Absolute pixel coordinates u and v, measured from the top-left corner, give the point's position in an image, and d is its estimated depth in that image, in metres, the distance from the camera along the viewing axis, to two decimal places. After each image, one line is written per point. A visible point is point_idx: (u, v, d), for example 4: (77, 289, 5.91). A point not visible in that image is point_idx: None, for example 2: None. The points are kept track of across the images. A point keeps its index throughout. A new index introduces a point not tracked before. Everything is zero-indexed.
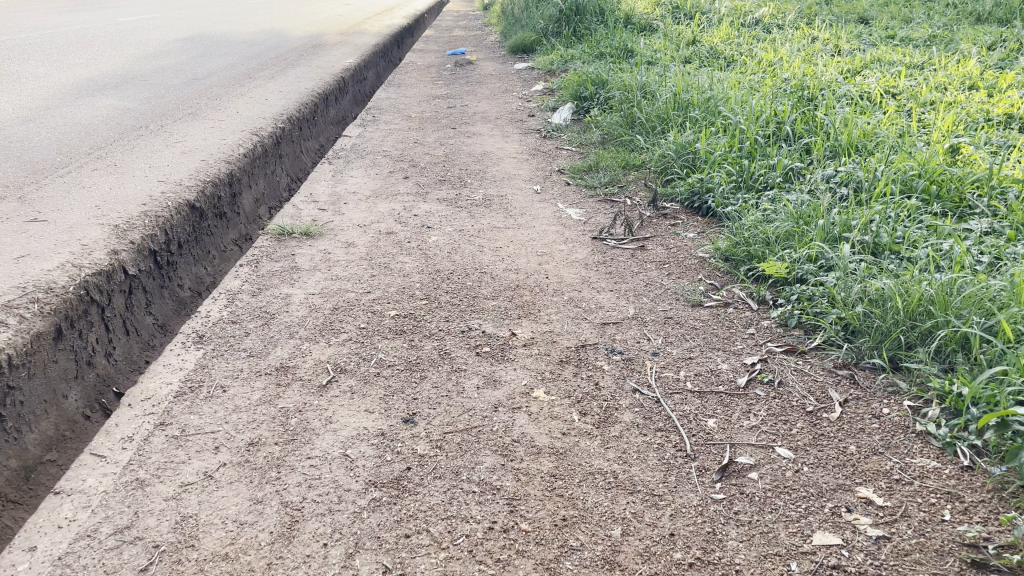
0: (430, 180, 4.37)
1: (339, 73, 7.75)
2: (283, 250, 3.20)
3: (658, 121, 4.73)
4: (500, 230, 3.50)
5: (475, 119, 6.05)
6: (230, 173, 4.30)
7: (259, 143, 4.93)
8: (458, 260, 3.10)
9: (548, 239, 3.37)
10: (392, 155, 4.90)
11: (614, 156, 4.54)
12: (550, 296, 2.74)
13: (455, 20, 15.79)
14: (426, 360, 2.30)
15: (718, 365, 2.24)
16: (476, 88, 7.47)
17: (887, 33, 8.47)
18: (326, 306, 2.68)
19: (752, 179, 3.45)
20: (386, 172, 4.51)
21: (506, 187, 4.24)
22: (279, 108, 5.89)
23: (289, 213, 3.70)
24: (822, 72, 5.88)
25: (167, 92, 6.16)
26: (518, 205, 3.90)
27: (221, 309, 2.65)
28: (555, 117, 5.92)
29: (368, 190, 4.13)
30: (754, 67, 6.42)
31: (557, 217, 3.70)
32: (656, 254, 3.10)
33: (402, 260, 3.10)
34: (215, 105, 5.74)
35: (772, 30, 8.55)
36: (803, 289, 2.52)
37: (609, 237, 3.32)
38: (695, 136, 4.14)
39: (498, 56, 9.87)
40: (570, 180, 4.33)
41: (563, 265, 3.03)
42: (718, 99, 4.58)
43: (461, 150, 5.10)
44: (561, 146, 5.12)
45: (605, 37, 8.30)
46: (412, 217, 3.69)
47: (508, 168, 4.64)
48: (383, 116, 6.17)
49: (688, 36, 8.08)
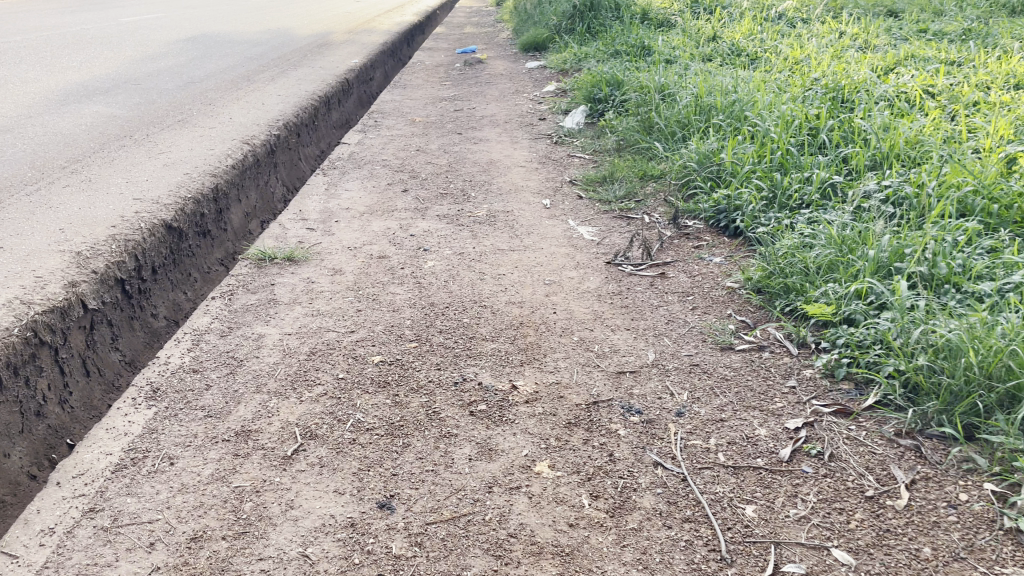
0: (432, 194, 4.04)
1: (343, 74, 7.44)
2: (262, 279, 2.89)
3: (678, 126, 4.37)
4: (504, 253, 3.17)
5: (482, 123, 5.72)
6: (215, 187, 3.99)
7: (250, 153, 4.63)
8: (456, 290, 2.77)
9: (557, 264, 3.03)
10: (392, 164, 4.58)
11: (632, 165, 4.19)
12: (557, 336, 2.41)
13: (467, 16, 15.46)
14: (411, 423, 1.97)
15: (754, 430, 1.89)
16: (485, 89, 7.13)
17: (918, 27, 8.05)
18: (302, 348, 2.36)
19: (786, 196, 3.10)
20: (384, 184, 4.19)
21: (512, 201, 3.91)
22: (276, 114, 5.58)
23: (274, 234, 3.39)
24: (853, 71, 5.50)
25: (159, 97, 5.86)
26: (525, 223, 3.56)
27: (182, 353, 2.33)
28: (567, 120, 5.57)
29: (363, 206, 3.81)
30: (780, 66, 6.05)
31: (567, 237, 3.36)
32: (678, 284, 2.75)
33: (393, 290, 2.78)
34: (208, 112, 5.44)
35: (796, 25, 8.16)
36: (852, 333, 2.17)
37: (625, 263, 2.97)
38: (719, 144, 3.79)
39: (510, 54, 9.53)
40: (583, 192, 3.99)
41: (573, 297, 2.69)
42: (743, 102, 4.22)
43: (466, 158, 4.77)
44: (573, 154, 4.78)
45: (620, 34, 7.94)
46: (408, 237, 3.37)
47: (515, 180, 4.31)
48: (385, 121, 5.85)
49: (708, 32, 7.71)
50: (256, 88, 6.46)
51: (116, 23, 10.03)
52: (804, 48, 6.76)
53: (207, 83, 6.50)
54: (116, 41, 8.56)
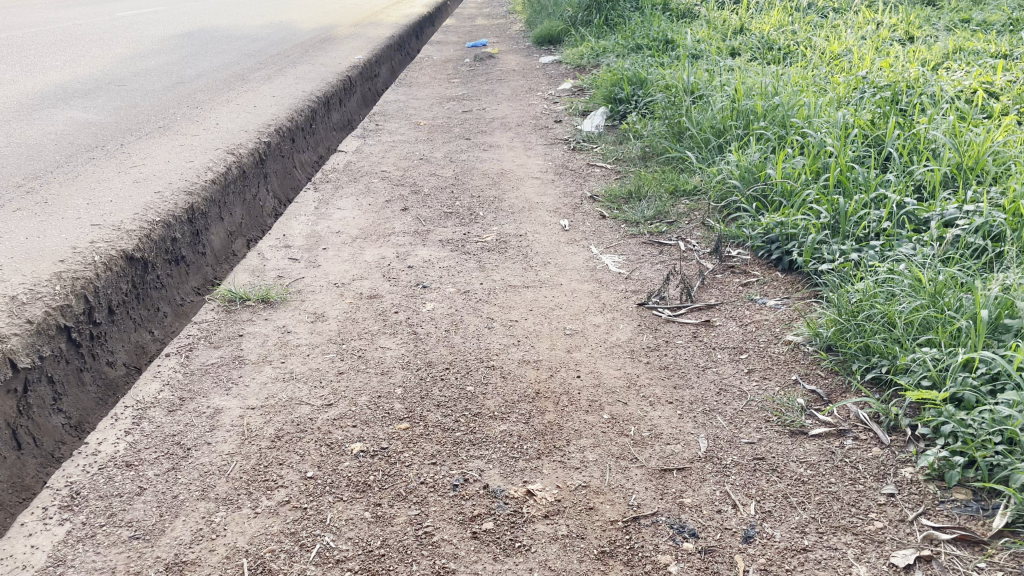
0: (435, 213, 3.58)
1: (345, 71, 6.97)
2: (228, 328, 2.43)
3: (712, 133, 3.89)
4: (517, 291, 2.71)
5: (493, 127, 5.26)
6: (190, 206, 3.54)
7: (235, 165, 4.17)
8: (460, 343, 2.31)
9: (580, 307, 2.56)
10: (391, 177, 4.12)
11: (661, 178, 3.71)
12: (581, 411, 1.93)
13: (479, 7, 14.94)
14: (395, 550, 1.51)
15: (850, 569, 1.42)
16: (496, 87, 6.66)
17: (961, 16, 7.48)
18: (267, 428, 1.91)
19: (851, 222, 2.61)
20: (382, 202, 3.73)
21: (526, 222, 3.44)
22: (269, 117, 5.13)
23: (250, 268, 2.94)
24: (901, 67, 4.98)
25: (143, 99, 5.43)
26: (541, 251, 3.09)
27: (119, 439, 1.89)
28: (586, 123, 5.10)
29: (356, 228, 3.36)
30: (817, 62, 5.55)
31: (590, 269, 2.89)
32: (728, 337, 2.27)
33: (383, 343, 2.32)
34: (194, 117, 5.00)
35: (828, 16, 7.62)
36: (963, 419, 1.69)
37: (660, 306, 2.51)
38: (764, 159, 3.31)
39: (522, 48, 9.03)
40: (607, 212, 3.52)
41: (601, 354, 2.22)
42: (787, 106, 3.73)
43: (474, 169, 4.30)
44: (594, 163, 4.31)
45: (641, 26, 7.44)
46: (406, 269, 2.91)
47: (529, 195, 3.84)
48: (387, 124, 5.38)
49: (734, 23, 7.20)
50: (249, 88, 6.01)
51: (113, 18, 9.61)
52: (841, 41, 6.24)
53: (197, 84, 6.05)
54: (108, 37, 8.12)
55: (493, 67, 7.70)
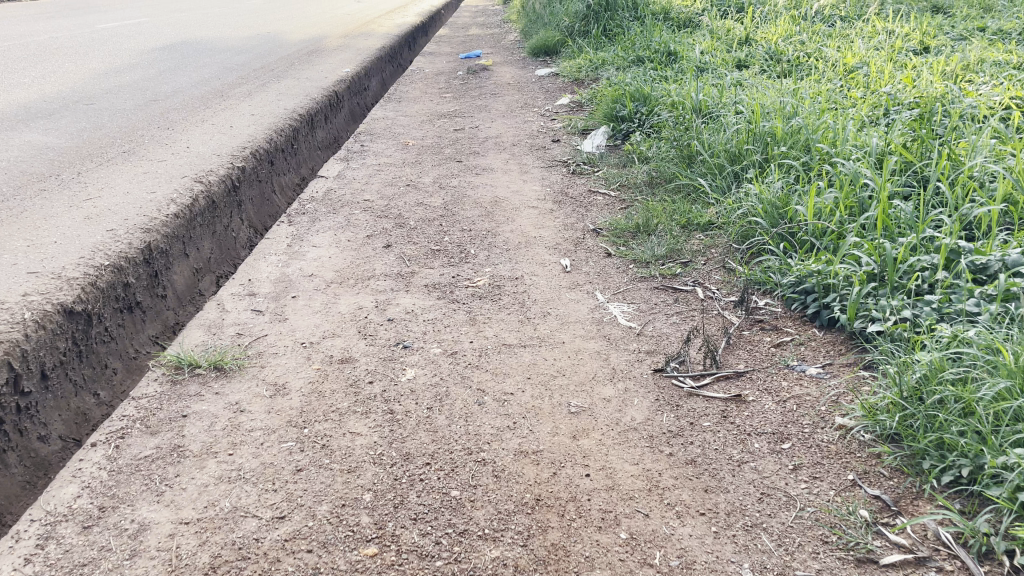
0: (421, 251, 3.21)
1: (331, 85, 6.62)
2: (171, 406, 2.06)
3: (727, 159, 3.55)
4: (514, 351, 2.33)
5: (486, 147, 4.89)
6: (147, 245, 3.17)
7: (203, 195, 3.80)
8: (444, 425, 1.94)
9: (587, 373, 2.19)
10: (374, 207, 3.75)
11: (672, 210, 3.36)
12: (592, 528, 1.56)
13: (474, 16, 14.60)
14: None
15: None
16: (490, 102, 6.30)
17: (975, 24, 7.14)
18: (200, 555, 1.53)
19: (899, 271, 2.26)
20: (362, 237, 3.37)
21: (522, 261, 3.08)
22: (245, 139, 4.76)
23: (206, 322, 2.57)
24: (924, 80, 4.64)
25: (110, 119, 5.06)
26: (539, 298, 2.72)
27: (14, 571, 1.51)
28: (586, 143, 4.74)
29: (331, 270, 2.99)
30: (832, 76, 5.21)
31: (595, 322, 2.52)
32: (764, 420, 1.91)
33: (353, 427, 1.94)
34: (162, 139, 4.63)
35: (836, 24, 7.29)
36: None
37: (680, 374, 2.14)
38: (788, 192, 2.97)
39: (517, 58, 8.68)
40: (614, 248, 3.16)
41: (613, 442, 1.85)
42: (810, 129, 3.39)
43: (466, 197, 3.94)
44: (596, 189, 3.94)
45: (641, 36, 7.11)
46: (385, 323, 2.54)
47: (526, 227, 3.48)
48: (373, 145, 5.02)
49: (739, 33, 6.87)
50: (226, 106, 5.64)
51: (91, 30, 9.23)
52: (854, 51, 5.90)
53: (171, 102, 5.68)
54: (83, 51, 7.75)
55: (487, 81, 7.35)
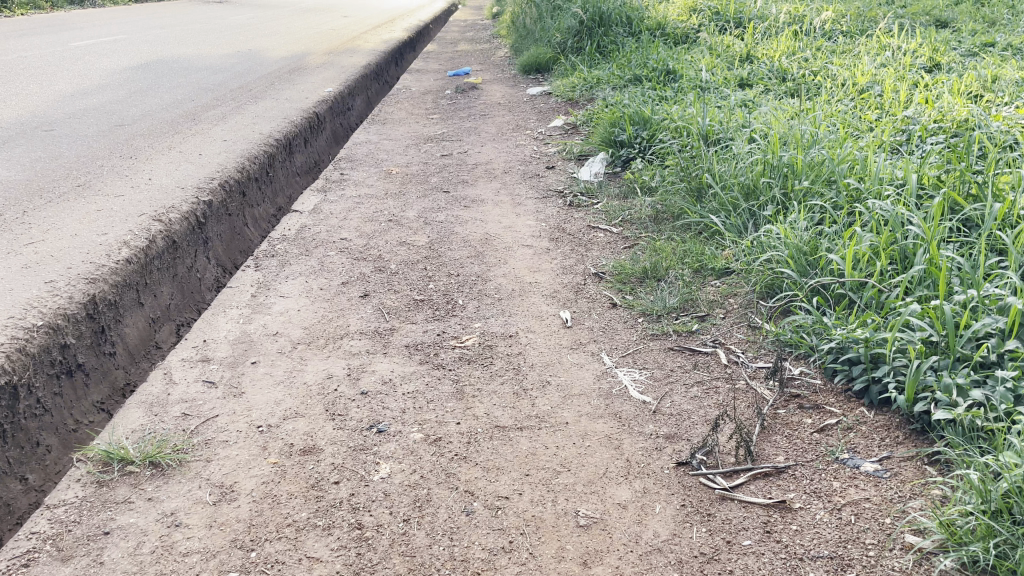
0: (401, 302, 2.85)
1: (312, 106, 6.28)
2: (91, 520, 1.70)
3: (741, 194, 3.22)
4: (508, 434, 1.97)
5: (475, 175, 4.55)
6: (91, 298, 2.81)
7: (162, 235, 3.44)
8: (424, 547, 1.58)
9: (596, 466, 1.83)
10: (351, 247, 3.39)
11: (682, 251, 3.02)
12: None
13: (463, 31, 14.29)
14: None
15: None
16: (479, 124, 5.97)
17: (984, 38, 6.85)
18: None
19: (963, 339, 1.90)
20: (336, 284, 3.01)
21: (517, 313, 2.73)
22: (213, 168, 4.41)
23: (148, 398, 2.20)
24: (946, 101, 4.32)
25: (69, 147, 4.70)
26: (538, 361, 2.37)
27: None
28: (582, 170, 4.41)
29: (299, 328, 2.63)
30: (842, 97, 4.90)
31: (604, 394, 2.16)
32: (817, 538, 1.55)
33: (311, 550, 1.59)
34: (123, 170, 4.27)
35: (839, 39, 7.01)
36: None
37: (708, 471, 1.78)
38: (816, 236, 2.63)
39: (508, 76, 8.36)
40: (619, 297, 2.81)
41: (631, 571, 1.50)
42: (834, 162, 3.06)
43: (453, 234, 3.58)
44: (595, 223, 3.60)
45: (637, 53, 6.80)
46: (357, 398, 2.17)
47: (520, 270, 3.13)
48: (353, 173, 4.66)
49: (740, 49, 6.58)
50: (198, 131, 5.29)
51: (64, 48, 8.87)
52: (863, 68, 5.59)
53: (138, 127, 5.32)
54: (51, 71, 7.38)
55: (476, 100, 7.02)
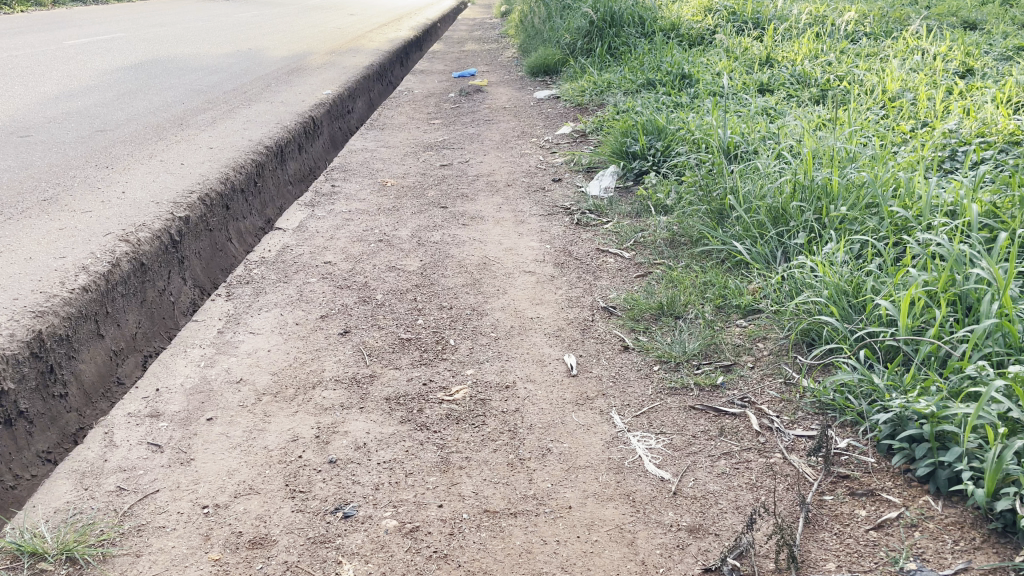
0: (385, 342, 2.52)
1: (307, 109, 5.96)
2: None
3: (768, 218, 2.88)
4: (499, 523, 1.65)
5: (476, 188, 4.23)
6: (36, 335, 2.50)
7: (128, 257, 3.12)
8: None
9: (604, 570, 1.50)
10: (335, 273, 3.07)
11: (704, 286, 2.69)
12: None
13: (470, 30, 13.94)
14: None
15: None
16: (483, 130, 5.65)
17: (1017, 41, 6.48)
18: None
19: None
20: (314, 318, 2.69)
21: (515, 355, 2.40)
22: (194, 180, 4.09)
23: (82, 467, 1.89)
24: (988, 112, 3.97)
25: (42, 155, 4.39)
26: (538, 421, 2.04)
27: None
28: (591, 185, 4.08)
29: (266, 375, 2.30)
30: (872, 105, 4.55)
31: (614, 467, 1.83)
32: None
33: None
34: (96, 182, 3.96)
35: (863, 41, 6.65)
36: None
37: None
38: (859, 275, 2.30)
39: (514, 78, 8.02)
40: (631, 338, 2.48)
41: None
42: (875, 185, 2.73)
43: (449, 257, 3.25)
44: (605, 247, 3.28)
45: (650, 56, 6.47)
46: (324, 469, 1.86)
47: (521, 302, 2.80)
48: (345, 184, 4.34)
49: (759, 52, 6.23)
50: (183, 138, 4.97)
51: (57, 46, 8.58)
52: (892, 73, 5.24)
53: (121, 133, 5.02)
54: (39, 71, 7.09)
55: (480, 104, 6.69)
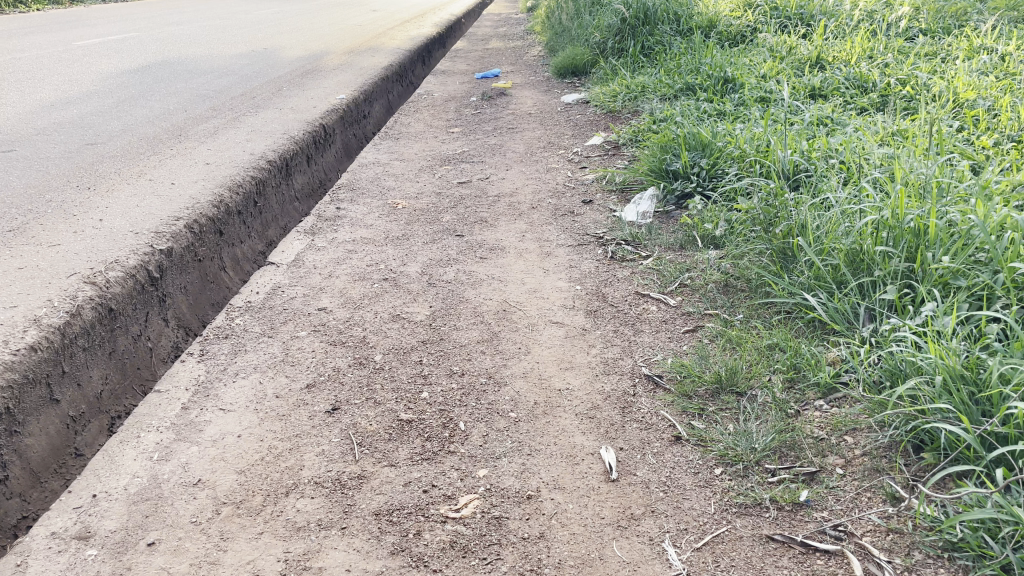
0: (381, 425, 2.06)
1: (316, 116, 5.52)
2: None
3: (846, 264, 2.40)
4: None
5: (497, 211, 3.77)
6: None
7: (90, 303, 2.49)
8: None
9: None
10: (329, 324, 2.62)
11: (771, 352, 2.21)
12: None
13: (496, 26, 13.39)
14: None
15: None
16: (506, 141, 5.18)
17: None
18: None
19: None
20: (298, 389, 2.23)
21: (539, 447, 1.93)
22: (182, 203, 3.67)
23: None
24: None
25: (19, 175, 4.00)
26: (570, 555, 1.57)
27: None
28: (627, 209, 3.59)
29: (230, 475, 1.85)
30: (944, 114, 4.02)
31: None
32: None
33: None
34: (73, 207, 3.55)
35: (921, 40, 6.06)
36: None
37: None
38: (980, 354, 1.82)
39: (540, 79, 7.52)
40: (685, 424, 1.99)
41: None
42: (983, 226, 2.24)
43: (463, 302, 2.79)
44: (646, 290, 2.79)
45: (687, 57, 5.95)
46: None
47: (546, 366, 2.32)
48: (352, 207, 3.89)
49: (807, 53, 5.68)
50: (179, 152, 4.57)
51: (65, 47, 8.27)
52: (962, 77, 4.68)
53: (111, 146, 4.62)
54: (40, 75, 6.76)
55: (504, 110, 6.19)
